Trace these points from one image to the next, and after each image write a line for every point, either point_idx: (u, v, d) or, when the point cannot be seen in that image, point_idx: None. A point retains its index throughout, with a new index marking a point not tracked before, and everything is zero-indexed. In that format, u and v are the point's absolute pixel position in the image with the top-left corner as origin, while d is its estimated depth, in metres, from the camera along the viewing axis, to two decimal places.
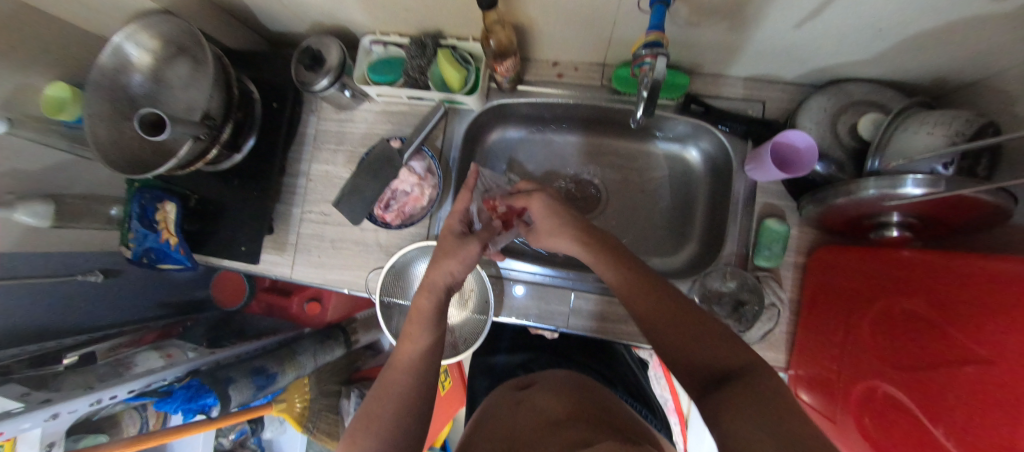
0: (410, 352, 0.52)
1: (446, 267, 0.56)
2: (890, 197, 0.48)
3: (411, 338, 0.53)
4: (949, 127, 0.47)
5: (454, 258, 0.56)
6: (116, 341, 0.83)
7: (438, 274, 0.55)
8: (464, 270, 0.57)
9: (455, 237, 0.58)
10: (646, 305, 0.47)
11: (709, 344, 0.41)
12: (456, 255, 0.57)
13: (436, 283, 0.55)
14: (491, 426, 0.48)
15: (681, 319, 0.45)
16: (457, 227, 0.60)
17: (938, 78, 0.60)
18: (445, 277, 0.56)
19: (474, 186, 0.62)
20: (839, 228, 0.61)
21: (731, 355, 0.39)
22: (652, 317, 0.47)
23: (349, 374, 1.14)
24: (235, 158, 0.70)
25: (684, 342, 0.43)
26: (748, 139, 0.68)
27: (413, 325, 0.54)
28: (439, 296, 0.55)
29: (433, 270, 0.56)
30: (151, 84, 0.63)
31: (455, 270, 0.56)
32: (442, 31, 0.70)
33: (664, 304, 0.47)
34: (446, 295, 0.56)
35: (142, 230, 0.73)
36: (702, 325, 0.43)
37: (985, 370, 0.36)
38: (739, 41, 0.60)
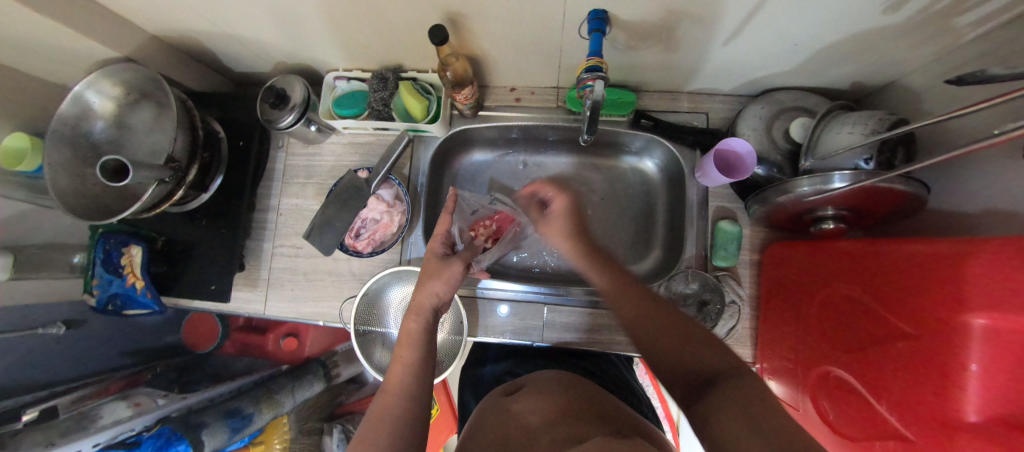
0: (400, 376, 0.50)
1: (431, 288, 0.57)
2: (823, 192, 0.52)
3: (400, 361, 0.52)
4: (867, 127, 0.52)
5: (439, 280, 0.58)
6: (80, 395, 0.79)
7: (424, 296, 0.57)
8: (449, 290, 0.59)
9: (439, 258, 0.61)
10: (631, 306, 0.50)
11: (683, 346, 0.43)
12: (441, 276, 0.58)
13: (423, 306, 0.57)
14: (482, 437, 0.47)
15: (670, 324, 0.46)
16: (439, 249, 0.62)
17: (857, 83, 0.66)
18: (431, 300, 0.57)
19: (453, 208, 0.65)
20: (784, 224, 0.65)
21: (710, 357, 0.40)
22: (640, 326, 0.48)
23: (332, 410, 1.11)
24: (202, 198, 0.71)
25: (665, 355, 0.44)
26: (696, 148, 0.73)
27: (404, 348, 0.53)
28: (427, 319, 0.56)
29: (419, 293, 0.57)
30: (113, 130, 0.64)
31: (440, 291, 0.58)
32: (402, 65, 0.73)
33: (643, 307, 0.49)
34: (434, 317, 0.57)
35: (106, 276, 0.71)
36: (686, 332, 0.44)
37: (916, 343, 0.39)
38: (676, 60, 0.65)
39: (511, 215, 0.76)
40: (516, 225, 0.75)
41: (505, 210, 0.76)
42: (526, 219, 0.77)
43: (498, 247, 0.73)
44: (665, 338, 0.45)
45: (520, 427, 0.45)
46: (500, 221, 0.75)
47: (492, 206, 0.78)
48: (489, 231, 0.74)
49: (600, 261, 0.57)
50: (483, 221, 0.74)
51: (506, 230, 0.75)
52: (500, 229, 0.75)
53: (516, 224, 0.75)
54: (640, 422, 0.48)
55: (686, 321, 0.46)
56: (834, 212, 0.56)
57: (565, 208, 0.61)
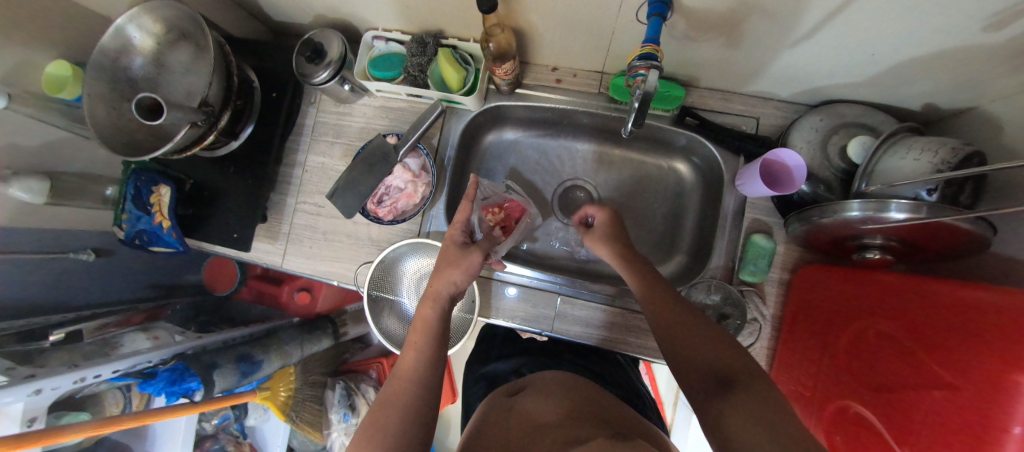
0: (411, 360, 0.51)
1: (448, 276, 0.57)
2: (875, 220, 0.48)
3: (414, 346, 0.52)
4: (935, 155, 0.48)
5: (457, 268, 0.57)
6: (105, 321, 0.83)
7: (441, 284, 0.57)
8: (466, 280, 0.58)
9: (459, 247, 0.60)
10: (667, 320, 0.49)
11: (709, 345, 0.44)
12: (459, 265, 0.58)
13: (440, 293, 0.56)
14: (486, 435, 0.47)
15: (698, 343, 0.45)
16: (459, 237, 0.62)
17: (930, 104, 0.61)
18: (448, 288, 0.57)
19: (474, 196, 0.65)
20: (823, 247, 0.61)
21: (729, 356, 0.42)
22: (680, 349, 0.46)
23: (337, 365, 1.14)
24: (231, 145, 0.71)
25: (697, 356, 0.44)
26: (741, 155, 0.69)
27: (415, 335, 0.53)
28: (443, 307, 0.56)
29: (437, 280, 0.57)
30: (152, 67, 0.63)
31: (458, 280, 0.57)
32: (444, 30, 0.70)
33: (683, 328, 0.47)
34: (449, 305, 0.57)
35: (136, 211, 0.73)
36: (712, 336, 0.45)
37: (952, 397, 0.37)
38: (735, 57, 0.60)
39: (522, 205, 0.75)
40: (527, 216, 0.76)
41: (517, 199, 0.75)
42: (535, 210, 0.77)
43: (510, 237, 0.73)
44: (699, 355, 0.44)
45: (524, 426, 0.45)
46: (511, 209, 0.74)
47: (505, 194, 0.76)
48: (499, 219, 0.73)
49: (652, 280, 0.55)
50: (492, 208, 0.73)
51: (516, 221, 0.74)
52: (510, 218, 0.74)
53: (527, 215, 0.75)
54: (644, 428, 0.48)
55: (716, 339, 0.44)
56: (882, 241, 0.53)
57: (610, 219, 0.64)
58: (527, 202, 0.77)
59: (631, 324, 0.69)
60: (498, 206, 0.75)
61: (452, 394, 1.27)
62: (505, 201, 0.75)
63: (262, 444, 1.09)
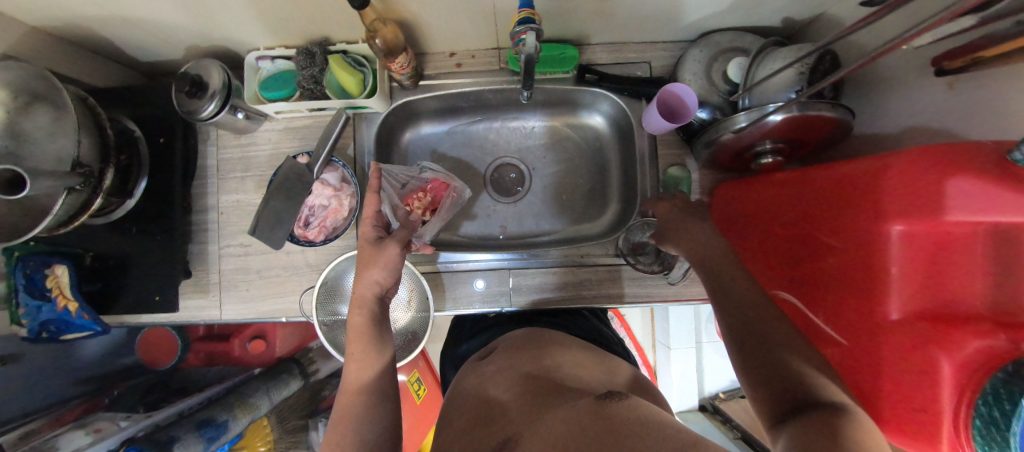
0: (355, 372, 0.49)
1: (369, 277, 0.53)
2: (758, 125, 0.54)
3: (354, 358, 0.50)
4: (791, 59, 0.54)
5: (376, 266, 0.53)
6: (30, 428, 0.74)
7: (364, 286, 0.53)
8: (390, 276, 0.54)
9: (372, 244, 0.55)
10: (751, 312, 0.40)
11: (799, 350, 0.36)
12: (377, 262, 0.53)
13: (365, 297, 0.53)
14: (455, 407, 0.48)
15: (783, 353, 0.36)
16: (371, 233, 0.56)
17: (788, 18, 0.67)
18: (372, 288, 0.53)
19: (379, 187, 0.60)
20: (729, 165, 0.67)
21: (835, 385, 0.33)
22: (788, 368, 0.35)
23: (316, 405, 1.08)
24: (127, 204, 0.65)
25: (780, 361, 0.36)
26: (642, 98, 0.73)
27: (354, 345, 0.50)
28: (371, 311, 0.52)
29: (358, 283, 0.53)
30: (3, 140, 0.50)
31: (381, 278, 0.53)
32: (329, 37, 0.68)
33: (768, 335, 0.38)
34: (379, 307, 0.53)
35: (33, 302, 0.64)
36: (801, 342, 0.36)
37: (846, 260, 0.43)
38: (611, 7, 0.64)
39: (444, 182, 0.74)
40: (452, 191, 0.75)
41: (437, 177, 0.74)
42: (459, 183, 0.76)
43: (437, 217, 0.73)
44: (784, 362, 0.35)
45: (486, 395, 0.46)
46: (434, 190, 0.73)
47: (421, 174, 0.75)
48: (425, 203, 0.73)
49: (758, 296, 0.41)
50: (415, 194, 0.73)
51: (443, 199, 0.74)
52: (436, 198, 0.74)
53: (451, 190, 0.74)
54: (617, 367, 0.52)
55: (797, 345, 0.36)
56: (772, 145, 0.58)
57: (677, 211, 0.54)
58: (450, 177, 0.76)
59: (583, 278, 0.72)
60: (421, 189, 0.74)
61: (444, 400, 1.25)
62: (426, 182, 0.74)
63: None
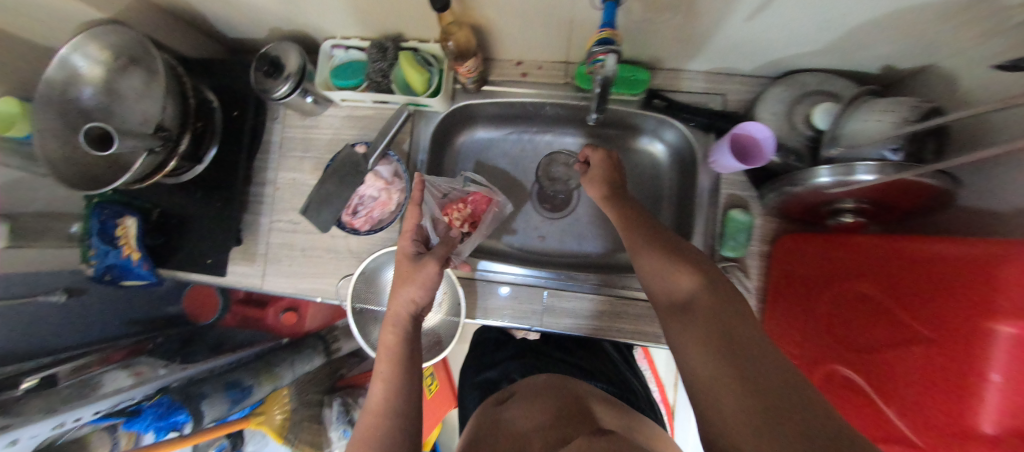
0: (381, 393, 0.50)
1: (405, 294, 0.55)
2: (844, 184, 0.49)
3: (381, 377, 0.51)
4: (897, 115, 0.48)
5: (414, 284, 0.55)
6: (82, 361, 0.79)
7: (399, 304, 0.55)
8: (426, 295, 0.56)
9: (411, 260, 0.58)
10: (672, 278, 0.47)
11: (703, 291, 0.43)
12: (416, 280, 0.55)
13: (400, 314, 0.55)
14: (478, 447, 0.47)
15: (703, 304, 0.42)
16: (410, 248, 0.59)
17: (888, 66, 0.61)
18: (407, 307, 0.55)
19: (422, 199, 0.62)
20: (801, 217, 0.61)
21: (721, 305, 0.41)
22: (773, 393, 0.30)
23: (333, 382, 1.11)
24: (196, 170, 0.69)
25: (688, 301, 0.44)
26: (711, 132, 0.69)
27: (383, 365, 0.52)
28: (404, 330, 0.54)
29: (394, 300, 0.55)
30: (103, 96, 0.61)
31: (417, 296, 0.55)
32: (403, 34, 0.69)
33: (757, 361, 0.34)
34: (411, 325, 0.55)
35: (102, 246, 0.69)
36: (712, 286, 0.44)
37: (935, 351, 0.37)
38: (695, 34, 0.60)
39: (487, 196, 0.73)
40: (493, 205, 0.74)
41: (479, 191, 0.73)
42: (501, 197, 0.76)
43: (476, 232, 0.72)
44: (773, 389, 0.31)
45: (513, 432, 0.47)
46: (475, 203, 0.72)
47: (465, 187, 0.74)
48: (464, 215, 0.72)
49: (734, 320, 0.39)
50: (455, 205, 0.72)
51: (483, 213, 0.73)
52: (476, 211, 0.73)
53: (493, 204, 0.74)
54: (636, 424, 0.50)
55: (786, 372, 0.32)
56: (854, 204, 0.53)
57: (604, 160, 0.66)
58: (493, 192, 0.75)
59: (619, 311, 0.69)
60: (462, 200, 0.73)
61: (453, 399, 1.25)
62: (467, 194, 0.74)
63: None
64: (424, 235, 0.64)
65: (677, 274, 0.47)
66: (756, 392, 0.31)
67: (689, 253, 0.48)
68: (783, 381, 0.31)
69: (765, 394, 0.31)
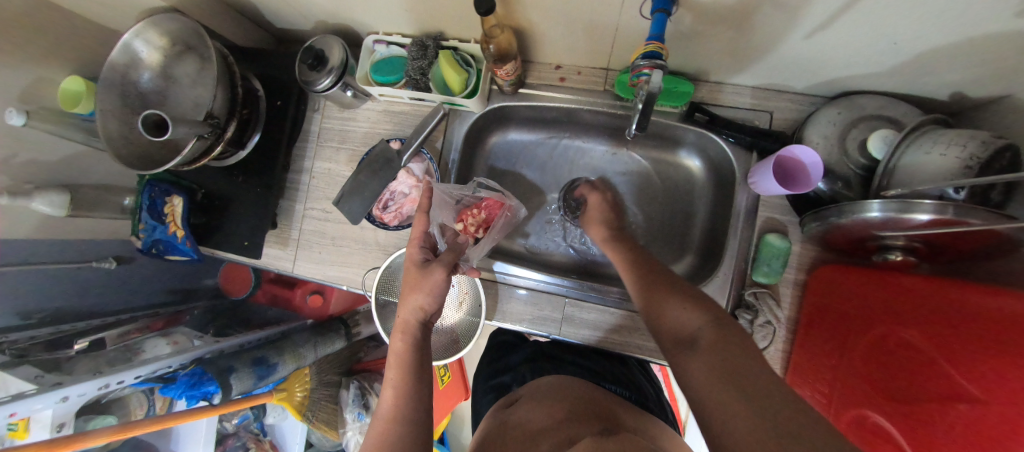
0: (390, 399, 0.51)
1: (414, 301, 0.57)
2: (896, 221, 0.46)
3: (390, 383, 0.53)
4: (964, 149, 0.45)
5: (421, 292, 0.57)
6: (126, 328, 0.86)
7: (408, 312, 0.57)
8: (433, 302, 0.58)
9: (419, 267, 0.60)
10: (652, 295, 0.51)
11: (685, 306, 0.46)
12: (423, 287, 0.57)
13: (409, 322, 0.57)
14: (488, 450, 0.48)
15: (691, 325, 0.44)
16: (419, 255, 0.62)
17: (959, 93, 0.56)
18: (415, 314, 0.57)
19: (429, 207, 0.65)
20: (844, 248, 0.58)
21: (693, 311, 0.45)
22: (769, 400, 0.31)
23: (350, 365, 1.18)
24: (240, 155, 0.71)
25: (670, 318, 0.47)
26: (753, 151, 0.66)
27: (392, 371, 0.54)
28: (413, 336, 0.57)
29: (403, 308, 0.58)
30: (159, 81, 0.64)
31: (425, 304, 0.57)
32: (444, 32, 0.69)
33: (746, 369, 0.34)
34: (421, 331, 0.58)
35: (151, 222, 0.75)
36: (693, 298, 0.47)
37: (980, 412, 0.35)
38: (746, 48, 0.58)
39: (499, 201, 0.73)
40: (506, 210, 0.74)
41: (491, 196, 0.73)
42: (514, 202, 0.75)
43: (489, 236, 0.72)
44: (780, 411, 0.30)
45: (521, 434, 0.48)
46: (488, 209, 0.72)
47: (476, 192, 0.74)
48: (478, 220, 0.72)
49: (734, 351, 0.37)
50: (470, 210, 0.72)
51: (496, 218, 0.73)
52: (489, 217, 0.73)
53: (505, 210, 0.73)
54: (652, 430, 0.49)
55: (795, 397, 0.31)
56: (905, 242, 0.50)
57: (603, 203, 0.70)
58: (505, 197, 0.75)
59: (637, 327, 0.68)
60: (475, 206, 0.73)
61: (463, 391, 1.27)
62: (479, 200, 0.73)
63: (282, 442, 1.12)
64: (432, 243, 0.66)
65: (681, 314, 0.45)
66: (760, 410, 0.30)
67: (688, 289, 0.49)
68: (805, 417, 0.29)
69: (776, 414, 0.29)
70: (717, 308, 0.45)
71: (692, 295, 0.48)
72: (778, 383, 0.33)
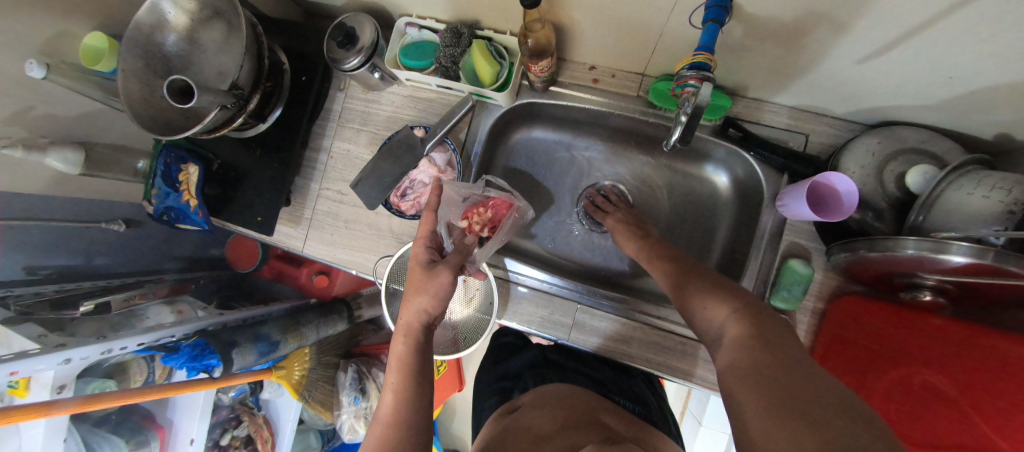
0: (392, 403, 0.51)
1: (417, 304, 0.56)
2: (931, 261, 0.44)
3: (390, 388, 0.53)
4: (1009, 193, 0.43)
5: (426, 294, 0.56)
6: (131, 292, 0.85)
7: (412, 314, 0.56)
8: (438, 305, 0.56)
9: (425, 267, 0.59)
10: (689, 293, 0.49)
11: (720, 303, 0.44)
12: (428, 290, 0.56)
13: (413, 326, 0.56)
14: None
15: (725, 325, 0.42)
16: (424, 256, 0.61)
17: (1004, 135, 0.55)
18: (419, 316, 0.56)
19: (435, 204, 0.65)
20: (868, 281, 0.57)
21: (730, 308, 0.42)
22: (795, 402, 0.28)
23: (350, 347, 1.18)
24: (259, 127, 0.70)
25: (708, 318, 0.45)
26: (785, 173, 0.65)
27: (392, 377, 0.53)
28: (416, 340, 0.56)
29: (406, 311, 0.56)
30: (185, 45, 0.62)
31: (429, 307, 0.56)
32: (480, 21, 0.67)
33: (779, 367, 0.32)
34: (425, 335, 0.57)
35: (164, 188, 0.73)
36: (730, 293, 0.45)
37: None
38: (793, 67, 0.56)
39: (507, 200, 0.71)
40: (514, 211, 0.71)
41: (499, 195, 0.71)
42: (522, 202, 0.73)
43: (496, 237, 0.69)
44: (790, 391, 0.29)
45: (526, 438, 0.47)
46: (495, 208, 0.70)
47: (484, 192, 0.72)
48: (484, 219, 0.69)
49: (769, 343, 0.35)
50: (476, 208, 0.70)
51: (504, 218, 0.71)
52: (496, 216, 0.70)
53: (513, 210, 0.71)
54: (652, 440, 0.49)
55: (817, 379, 0.30)
56: (936, 282, 0.48)
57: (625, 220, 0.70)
58: (514, 197, 0.73)
59: (646, 340, 0.67)
60: (481, 204, 0.71)
61: (460, 383, 1.28)
62: (487, 199, 0.72)
63: (276, 419, 1.11)
64: (439, 243, 0.65)
65: (711, 305, 0.45)
66: (770, 391, 0.30)
67: (727, 285, 0.47)
68: (834, 413, 0.27)
69: (794, 397, 0.29)
70: (750, 299, 0.43)
71: (728, 290, 0.46)
72: (830, 393, 0.29)
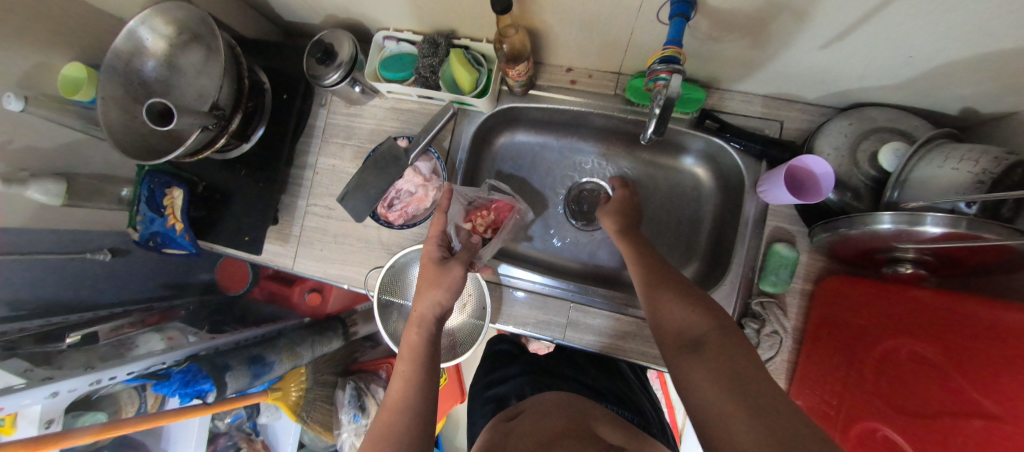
0: (400, 388, 0.50)
1: (432, 296, 0.57)
2: (908, 234, 0.45)
3: (401, 374, 0.52)
4: (976, 164, 0.45)
5: (440, 287, 0.57)
6: (118, 322, 0.84)
7: (425, 306, 0.56)
8: (451, 297, 0.57)
9: (437, 264, 0.59)
10: (659, 292, 0.49)
11: (694, 312, 0.44)
12: (442, 283, 0.57)
13: (425, 316, 0.56)
14: None
15: (699, 332, 0.42)
16: (436, 252, 0.61)
17: (967, 109, 0.57)
18: (433, 309, 0.56)
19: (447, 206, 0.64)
20: (852, 259, 0.58)
21: (705, 318, 0.43)
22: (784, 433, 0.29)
23: (347, 365, 1.16)
24: (243, 147, 0.70)
25: (677, 320, 0.45)
26: (763, 160, 0.66)
27: (403, 364, 0.53)
28: (429, 330, 0.56)
29: (421, 303, 0.57)
30: (164, 70, 0.62)
31: (442, 300, 0.56)
32: (456, 31, 0.68)
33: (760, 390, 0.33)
34: (436, 326, 0.56)
35: (150, 214, 0.73)
36: (700, 302, 0.45)
37: (994, 425, 0.35)
38: (761, 56, 0.57)
39: (509, 203, 0.73)
40: (516, 213, 0.74)
41: (503, 198, 0.73)
42: (524, 205, 0.75)
43: (499, 237, 0.71)
44: (779, 421, 0.30)
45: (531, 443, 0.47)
46: (497, 211, 0.73)
47: (490, 195, 0.74)
48: (487, 221, 0.72)
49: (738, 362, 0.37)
50: (478, 211, 0.72)
51: (505, 220, 0.73)
52: (498, 219, 0.73)
53: (515, 212, 0.73)
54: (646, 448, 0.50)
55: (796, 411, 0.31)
56: (915, 255, 0.49)
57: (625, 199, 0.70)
58: (516, 199, 0.75)
59: (644, 335, 0.67)
60: (485, 208, 0.73)
61: (461, 393, 1.27)
62: (490, 202, 0.74)
63: (275, 444, 1.09)
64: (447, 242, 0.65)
65: (677, 309, 0.46)
66: (760, 416, 0.31)
67: (692, 291, 0.48)
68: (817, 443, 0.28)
69: (778, 433, 0.29)
70: (719, 311, 0.44)
71: (697, 298, 0.46)
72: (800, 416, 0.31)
